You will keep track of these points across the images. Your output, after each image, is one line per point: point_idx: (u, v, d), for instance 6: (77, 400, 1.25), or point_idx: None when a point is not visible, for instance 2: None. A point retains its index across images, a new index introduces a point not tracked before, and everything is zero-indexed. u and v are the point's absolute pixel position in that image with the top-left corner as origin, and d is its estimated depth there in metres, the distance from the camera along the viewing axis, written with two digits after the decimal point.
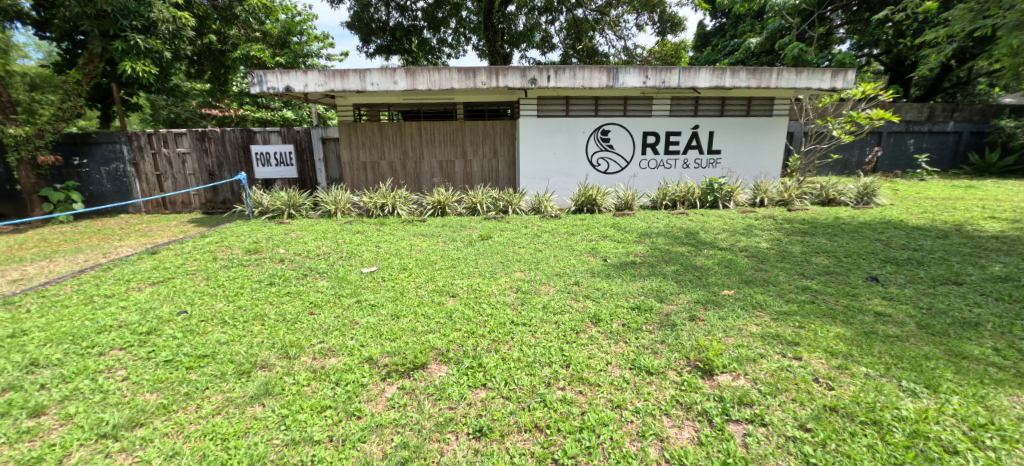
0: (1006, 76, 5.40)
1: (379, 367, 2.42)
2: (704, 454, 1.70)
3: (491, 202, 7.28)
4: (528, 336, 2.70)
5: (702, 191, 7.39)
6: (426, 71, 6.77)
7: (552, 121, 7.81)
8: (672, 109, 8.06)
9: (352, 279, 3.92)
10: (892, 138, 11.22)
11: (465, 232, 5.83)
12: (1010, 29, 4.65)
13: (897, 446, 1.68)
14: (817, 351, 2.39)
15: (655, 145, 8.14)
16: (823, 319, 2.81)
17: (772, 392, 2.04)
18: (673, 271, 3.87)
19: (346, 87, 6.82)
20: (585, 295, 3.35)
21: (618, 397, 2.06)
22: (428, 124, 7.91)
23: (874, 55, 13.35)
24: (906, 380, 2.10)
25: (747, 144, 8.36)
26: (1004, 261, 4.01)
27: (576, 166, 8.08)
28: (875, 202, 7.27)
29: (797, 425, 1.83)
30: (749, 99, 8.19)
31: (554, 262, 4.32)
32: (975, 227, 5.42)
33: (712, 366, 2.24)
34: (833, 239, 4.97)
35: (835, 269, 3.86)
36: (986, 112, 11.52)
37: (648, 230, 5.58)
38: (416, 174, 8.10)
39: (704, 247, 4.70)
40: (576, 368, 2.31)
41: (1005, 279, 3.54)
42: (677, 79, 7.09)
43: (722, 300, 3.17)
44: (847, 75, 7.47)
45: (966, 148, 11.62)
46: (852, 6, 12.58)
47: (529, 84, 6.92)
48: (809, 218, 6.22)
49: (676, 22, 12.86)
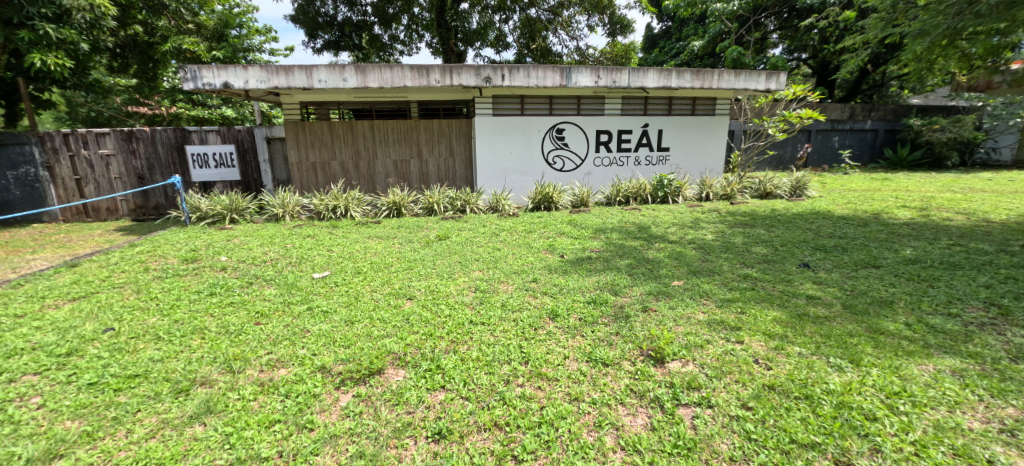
0: (910, 81, 6.05)
1: (333, 376, 2.33)
2: (657, 439, 1.76)
3: (448, 202, 7.20)
4: (486, 334, 2.70)
5: (653, 187, 7.70)
6: (377, 68, 6.57)
7: (507, 119, 7.83)
8: (623, 108, 8.32)
9: (302, 285, 3.74)
10: (820, 136, 12.22)
11: (422, 233, 5.74)
12: (912, 37, 5.20)
13: (826, 417, 1.83)
14: (757, 334, 2.57)
15: (608, 143, 8.38)
16: (762, 303, 3.03)
17: (718, 374, 2.16)
18: (627, 264, 4.00)
19: (291, 84, 6.47)
20: (542, 291, 3.39)
21: (576, 389, 2.10)
22: (381, 122, 7.69)
23: (802, 59, 14.47)
24: (834, 356, 2.30)
25: (693, 141, 8.81)
26: (914, 245, 4.49)
27: (532, 165, 8.16)
28: (806, 194, 7.88)
29: (740, 404, 1.95)
30: (693, 99, 8.62)
31: (512, 260, 4.34)
32: (890, 215, 6.03)
33: (664, 354, 2.34)
34: (771, 229, 5.35)
35: (773, 257, 4.15)
36: (898, 111, 12.78)
37: (602, 226, 5.73)
38: (369, 174, 7.85)
39: (655, 241, 4.90)
40: (535, 364, 2.33)
41: (914, 261, 3.96)
42: (627, 79, 7.33)
43: (672, 291, 3.30)
44: (779, 77, 8.04)
45: (882, 144, 12.86)
46: (783, 14, 13.56)
47: (484, 83, 6.91)
48: (750, 210, 6.66)
49: (625, 24, 13.33)
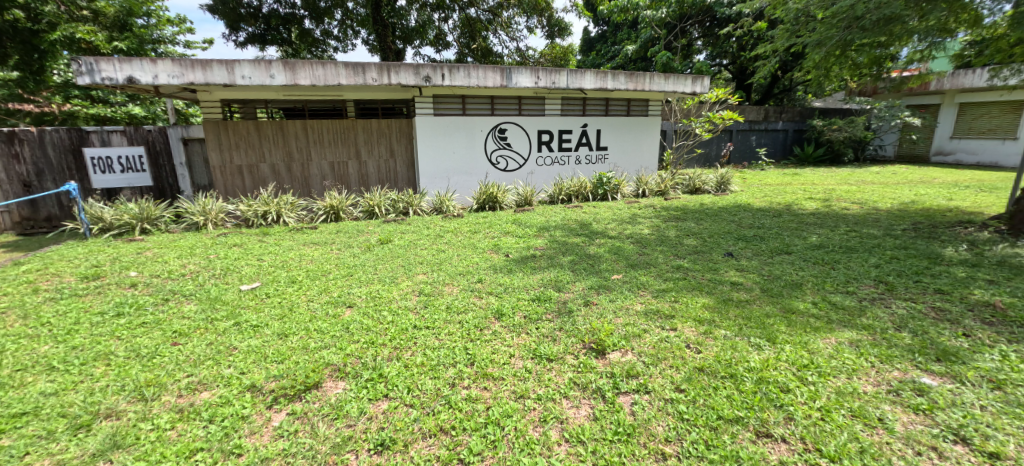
0: (811, 86, 6.77)
1: (264, 394, 2.17)
2: (599, 428, 1.82)
3: (390, 204, 6.98)
4: (431, 339, 2.65)
5: (593, 185, 7.98)
6: (308, 65, 6.20)
7: (449, 119, 7.74)
8: (563, 109, 8.53)
9: (228, 299, 3.44)
10: (740, 135, 13.33)
11: (363, 238, 5.51)
12: (812, 47, 5.82)
13: (748, 393, 1.99)
14: (688, 321, 2.74)
15: (550, 143, 8.56)
16: (693, 291, 3.24)
17: (654, 361, 2.28)
18: (570, 261, 4.11)
19: (209, 79, 5.92)
20: (488, 291, 3.39)
21: (522, 387, 2.12)
22: (314, 122, 7.28)
23: (724, 65, 15.68)
24: (754, 337, 2.51)
25: (629, 141, 9.25)
26: (818, 232, 5.03)
27: (475, 165, 8.13)
28: (730, 189, 8.56)
29: (674, 388, 2.07)
30: (628, 100, 9.05)
31: (457, 261, 4.29)
32: (799, 206, 6.72)
33: (605, 346, 2.43)
34: (700, 222, 5.74)
35: (701, 248, 4.46)
36: (804, 113, 14.26)
37: (545, 224, 5.84)
38: (303, 177, 7.40)
39: (596, 237, 5.07)
40: (480, 365, 2.32)
41: (819, 246, 4.44)
42: (565, 81, 7.53)
43: (611, 284, 3.44)
44: (703, 81, 8.66)
45: (791, 142, 14.28)
46: (705, 22, 14.62)
47: (424, 82, 6.77)
48: (682, 205, 7.11)
49: (563, 27, 13.72)
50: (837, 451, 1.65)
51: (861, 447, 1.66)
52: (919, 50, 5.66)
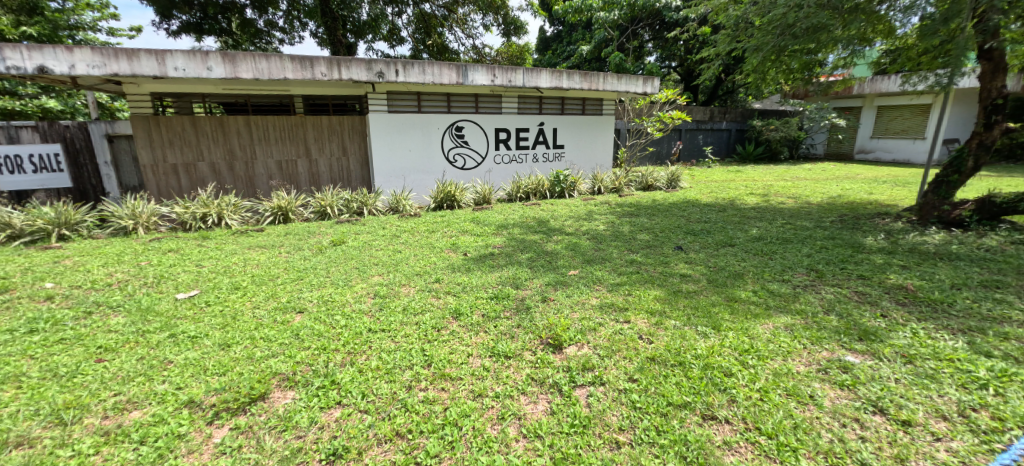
0: (750, 88, 7.22)
1: (204, 410, 2.02)
2: (555, 421, 1.85)
3: (343, 204, 6.73)
4: (387, 341, 2.59)
5: (550, 183, 8.09)
6: (250, 57, 5.83)
7: (404, 116, 7.56)
8: (519, 107, 8.57)
9: (162, 309, 3.18)
10: (689, 134, 13.98)
11: (314, 240, 5.27)
12: (750, 52, 6.20)
13: (696, 378, 2.10)
14: (641, 313, 2.85)
15: (507, 141, 8.58)
16: (645, 284, 3.37)
17: (609, 353, 2.35)
18: (528, 258, 4.15)
19: (136, 71, 5.41)
20: (446, 291, 3.35)
21: (479, 385, 2.12)
22: (258, 118, 6.87)
23: (672, 67, 16.38)
24: (701, 325, 2.64)
25: (584, 139, 9.45)
26: (759, 225, 5.38)
27: (432, 163, 8.00)
28: (679, 185, 8.97)
29: (628, 378, 2.14)
30: (583, 99, 9.24)
31: (414, 262, 4.21)
32: (742, 201, 7.15)
33: (562, 341, 2.47)
34: (652, 218, 5.96)
35: (653, 243, 4.64)
36: (745, 114, 15.18)
37: (504, 222, 5.85)
38: (248, 177, 6.97)
39: (553, 234, 5.14)
40: (438, 366, 2.29)
41: (759, 238, 4.74)
42: (521, 79, 7.56)
43: (568, 280, 3.50)
44: (653, 82, 9.00)
45: (734, 141, 15.17)
46: (655, 25, 15.19)
47: (377, 78, 6.57)
48: (635, 201, 7.36)
49: (519, 26, 13.79)
50: (774, 428, 1.77)
51: (795, 423, 1.80)
52: (843, 57, 6.18)
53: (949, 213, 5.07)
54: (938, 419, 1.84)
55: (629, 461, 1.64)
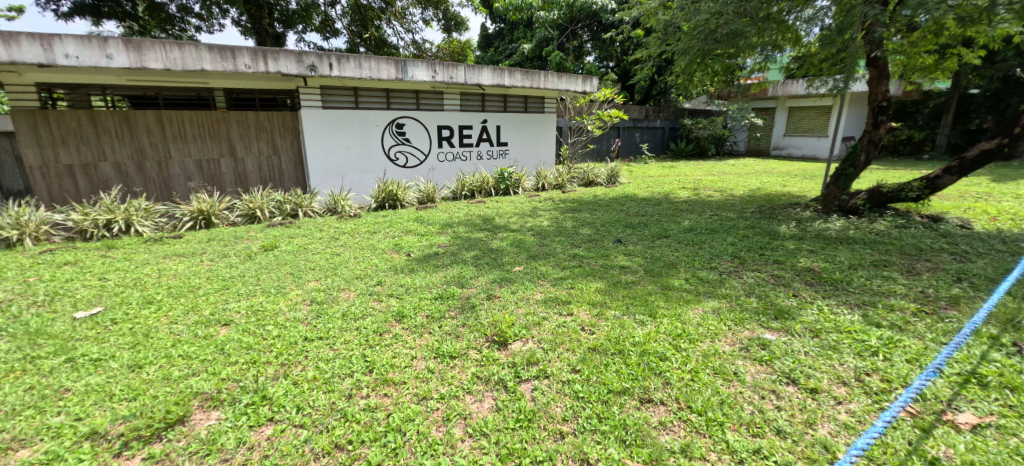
0: (680, 88, 7.68)
1: (111, 441, 1.80)
2: (501, 418, 1.86)
3: (275, 206, 6.30)
4: (325, 350, 2.46)
5: (495, 180, 8.10)
6: (159, 46, 5.24)
7: (340, 113, 7.20)
8: (462, 104, 8.49)
9: (57, 331, 2.78)
10: (626, 132, 14.62)
11: (242, 245, 4.88)
12: (679, 54, 6.59)
13: (634, 365, 2.21)
14: (583, 305, 2.94)
15: (450, 138, 8.47)
16: (587, 277, 3.48)
17: (553, 347, 2.40)
18: (473, 256, 4.13)
19: (18, 57, 4.59)
20: (388, 294, 3.25)
21: (424, 388, 2.07)
22: (172, 113, 6.22)
23: (610, 67, 17.03)
24: (639, 313, 2.78)
25: (527, 137, 9.57)
26: (690, 217, 5.75)
27: (372, 161, 7.70)
28: (619, 181, 9.36)
29: (571, 370, 2.19)
30: (525, 97, 9.34)
31: (355, 265, 4.04)
32: (675, 195, 7.61)
33: (507, 337, 2.48)
34: (594, 213, 6.17)
35: (595, 237, 4.81)
36: (677, 113, 16.13)
37: (449, 220, 5.78)
38: (161, 178, 6.29)
39: (498, 231, 5.16)
40: (380, 372, 2.21)
41: (690, 229, 5.07)
42: (463, 76, 7.48)
43: (513, 277, 3.53)
44: (592, 81, 9.31)
45: (668, 139, 16.09)
46: (592, 26, 15.68)
47: (309, 71, 6.20)
48: (578, 197, 7.58)
49: (459, 21, 13.63)
50: (703, 406, 1.91)
51: (721, 399, 1.95)
52: (758, 62, 6.76)
53: (846, 202, 5.74)
54: (840, 385, 2.07)
55: (572, 449, 1.68)
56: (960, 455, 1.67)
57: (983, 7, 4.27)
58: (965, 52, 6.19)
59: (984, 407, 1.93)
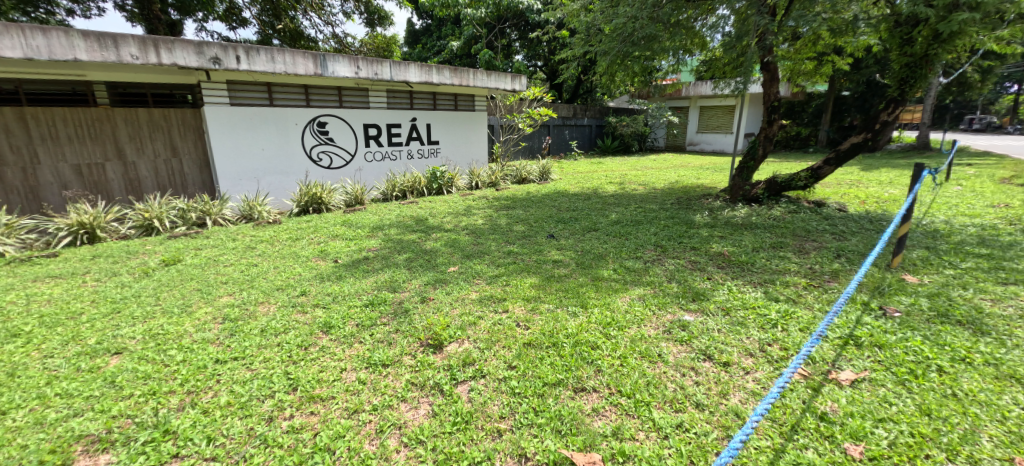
0: (604, 87, 8.04)
1: None
2: (438, 423, 1.82)
3: (177, 215, 5.63)
4: (241, 371, 2.24)
5: (427, 180, 7.92)
6: (15, 30, 4.40)
7: (252, 110, 6.60)
8: (389, 102, 8.18)
9: None
10: (556, 130, 15.02)
11: (138, 261, 4.29)
12: (601, 55, 6.90)
13: (567, 355, 2.28)
14: (519, 300, 2.98)
15: (378, 137, 8.13)
16: (522, 273, 3.53)
17: (488, 345, 2.40)
18: (406, 259, 4.00)
19: None
20: (313, 304, 3.04)
21: (354, 401, 1.97)
22: (38, 111, 5.31)
23: (538, 66, 17.38)
24: (571, 305, 2.88)
25: (459, 135, 9.48)
26: (617, 210, 6.06)
27: (292, 163, 7.16)
28: (550, 177, 9.61)
29: (507, 366, 2.21)
30: (454, 95, 9.23)
31: (274, 275, 3.73)
32: (603, 190, 7.97)
33: (442, 340, 2.44)
34: (527, 209, 6.27)
35: (528, 233, 4.89)
36: (603, 111, 16.87)
37: (380, 223, 5.55)
38: (27, 187, 5.34)
39: (432, 232, 5.05)
40: (305, 388, 2.07)
41: (617, 222, 5.34)
42: (389, 72, 7.21)
43: (448, 277, 3.47)
44: (520, 80, 9.43)
45: (595, 136, 16.72)
46: (520, 26, 15.90)
47: (212, 65, 5.59)
48: (512, 194, 7.66)
49: (383, 15, 13.12)
50: (632, 388, 2.02)
51: (647, 380, 2.08)
52: (671, 64, 7.29)
53: (749, 192, 6.39)
54: (747, 356, 2.31)
55: (510, 446, 1.70)
56: (843, 407, 1.94)
57: (848, 21, 4.97)
58: (836, 59, 7.16)
59: (859, 364, 2.25)
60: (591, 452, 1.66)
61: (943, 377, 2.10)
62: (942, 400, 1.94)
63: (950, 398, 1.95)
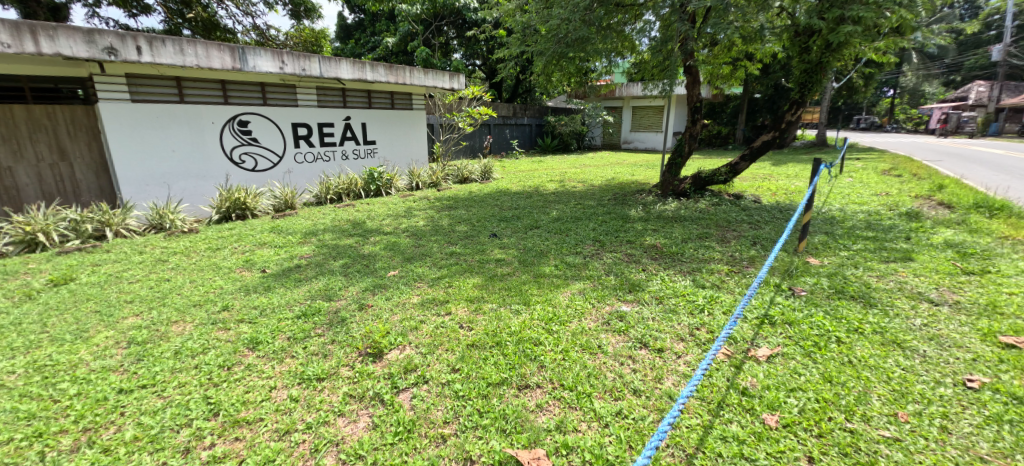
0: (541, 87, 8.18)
1: None
2: (378, 435, 1.75)
3: (69, 227, 4.92)
4: (150, 400, 2.01)
5: (364, 181, 7.60)
6: None
7: (159, 108, 5.92)
8: (319, 100, 7.73)
9: None
10: (497, 129, 15.06)
11: (18, 282, 3.70)
12: (537, 55, 7.01)
13: (511, 354, 2.29)
14: (462, 302, 2.95)
15: (308, 137, 7.66)
16: (465, 273, 3.50)
17: (431, 349, 2.35)
18: (342, 265, 3.81)
19: None
20: (237, 320, 2.79)
21: (285, 421, 1.84)
22: None
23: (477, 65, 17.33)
24: (514, 303, 2.90)
25: (397, 134, 9.20)
26: (558, 207, 6.20)
27: (210, 166, 6.55)
28: (493, 176, 9.62)
29: (450, 370, 2.18)
30: (391, 93, 8.93)
31: (191, 290, 3.39)
32: (544, 188, 8.12)
33: (382, 347, 2.35)
34: (470, 209, 6.23)
35: (471, 233, 4.86)
36: (542, 111, 17.17)
37: (313, 228, 5.25)
38: None
39: (370, 235, 4.86)
40: (229, 412, 1.90)
41: (558, 219, 5.47)
42: (318, 68, 6.80)
43: (388, 282, 3.35)
44: (459, 78, 9.34)
45: (536, 135, 16.94)
46: (457, 24, 15.75)
47: (106, 56, 4.93)
48: (454, 194, 7.57)
49: (311, 8, 12.38)
50: (574, 381, 2.07)
51: (588, 372, 2.14)
52: (604, 66, 7.58)
53: (678, 186, 6.82)
54: (678, 341, 2.46)
55: (454, 451, 1.67)
56: (761, 381, 2.12)
57: (756, 29, 5.47)
58: (748, 64, 7.86)
59: (774, 341, 2.49)
60: (536, 448, 1.69)
61: (841, 346, 2.38)
62: (840, 367, 2.19)
63: (847, 365, 2.22)
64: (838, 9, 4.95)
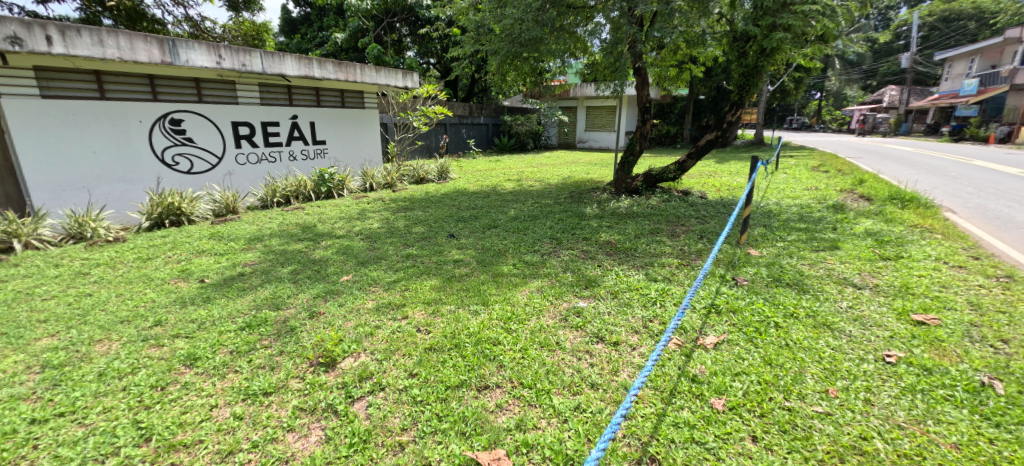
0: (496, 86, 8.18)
1: None
2: (332, 448, 1.68)
3: None
4: (69, 430, 1.81)
5: (314, 183, 7.28)
6: None
7: (75, 105, 5.35)
8: (262, 97, 7.31)
9: None
10: (453, 128, 14.90)
11: None
12: (492, 54, 7.00)
13: (470, 355, 2.27)
14: (419, 305, 2.89)
15: (251, 137, 7.23)
16: (422, 275, 3.44)
17: (387, 355, 2.29)
18: (291, 271, 3.63)
19: None
20: (172, 335, 2.58)
21: (228, 441, 1.72)
22: None
23: (432, 63, 17.06)
24: (473, 304, 2.88)
25: (348, 134, 8.88)
26: (516, 207, 6.23)
27: (138, 168, 6.02)
28: (450, 176, 9.51)
29: (408, 375, 2.13)
30: (340, 91, 8.60)
31: (118, 304, 3.09)
32: (501, 187, 8.13)
33: (334, 356, 2.26)
34: (426, 210, 6.13)
35: (428, 234, 4.77)
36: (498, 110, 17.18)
37: (258, 233, 4.96)
38: None
39: (321, 239, 4.66)
40: (164, 436, 1.75)
41: (516, 218, 5.49)
42: (259, 64, 6.42)
43: (340, 288, 3.23)
44: (413, 77, 9.15)
45: (493, 134, 16.94)
46: (409, 21, 15.41)
47: (9, 47, 4.37)
48: (410, 195, 7.42)
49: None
50: (533, 379, 2.08)
51: (547, 369, 2.17)
52: (558, 66, 7.70)
53: (631, 184, 7.06)
54: (633, 334, 2.54)
55: (413, 458, 1.63)
56: (709, 368, 2.24)
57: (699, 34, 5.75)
58: (692, 67, 8.26)
59: (720, 329, 2.63)
60: (496, 449, 1.68)
61: (779, 331, 2.56)
62: (779, 350, 2.36)
63: (785, 348, 2.39)
64: (771, 17, 5.30)
